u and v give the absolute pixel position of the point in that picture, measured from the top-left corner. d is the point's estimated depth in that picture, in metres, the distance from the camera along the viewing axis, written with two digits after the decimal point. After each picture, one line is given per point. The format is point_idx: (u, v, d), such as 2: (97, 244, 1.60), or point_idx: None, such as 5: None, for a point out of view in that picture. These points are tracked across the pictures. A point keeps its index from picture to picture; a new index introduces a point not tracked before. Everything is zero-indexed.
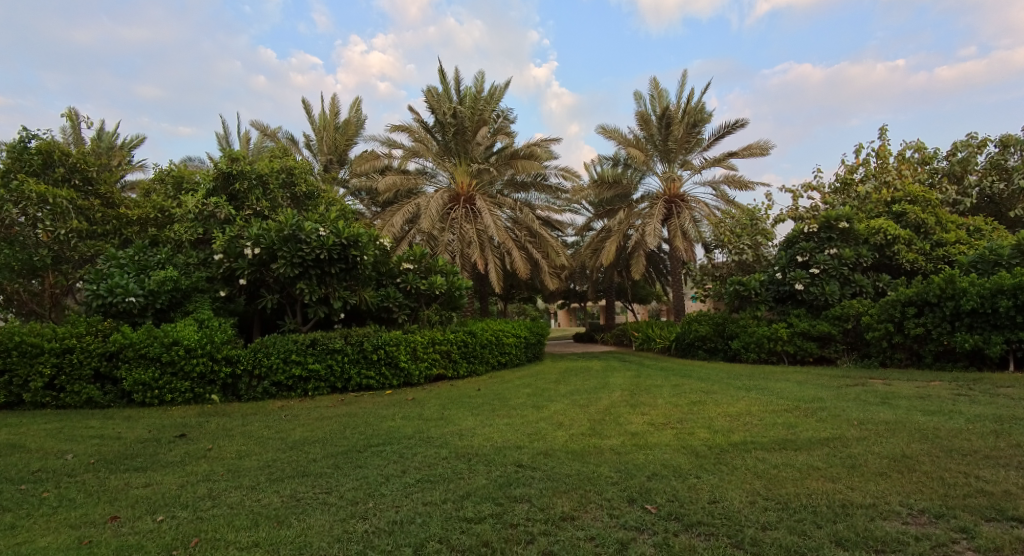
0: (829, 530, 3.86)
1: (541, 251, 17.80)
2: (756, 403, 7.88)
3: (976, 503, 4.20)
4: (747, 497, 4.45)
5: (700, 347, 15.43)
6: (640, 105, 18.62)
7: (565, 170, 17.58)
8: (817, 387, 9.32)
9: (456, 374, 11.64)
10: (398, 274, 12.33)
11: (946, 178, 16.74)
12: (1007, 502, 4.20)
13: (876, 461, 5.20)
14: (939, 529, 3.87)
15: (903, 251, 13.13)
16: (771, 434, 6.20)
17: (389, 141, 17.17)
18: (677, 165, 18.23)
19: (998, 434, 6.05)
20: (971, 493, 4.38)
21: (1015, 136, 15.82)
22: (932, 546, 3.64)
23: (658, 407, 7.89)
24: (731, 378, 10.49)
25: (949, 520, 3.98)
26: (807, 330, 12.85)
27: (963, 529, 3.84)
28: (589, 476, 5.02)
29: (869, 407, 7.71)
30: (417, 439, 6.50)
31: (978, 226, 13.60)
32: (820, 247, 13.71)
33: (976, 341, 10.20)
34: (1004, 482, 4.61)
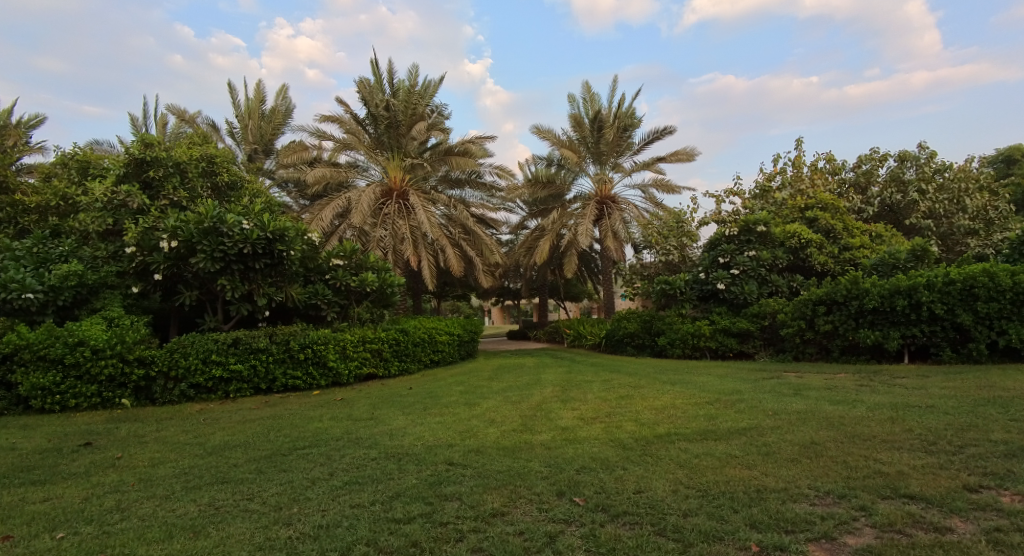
0: (744, 515, 4.06)
1: (475, 249, 17.76)
2: (680, 396, 8.19)
3: (873, 483, 4.54)
4: (670, 485, 4.61)
5: (629, 343, 15.87)
6: (573, 107, 18.94)
7: (500, 169, 17.63)
8: (736, 381, 9.77)
9: (387, 373, 11.43)
10: (328, 270, 12.01)
11: (852, 189, 18.04)
12: (898, 481, 4.57)
13: (789, 448, 5.52)
14: (841, 508, 4.16)
15: (815, 254, 13.99)
16: (694, 425, 6.45)
17: (319, 132, 16.67)
18: (608, 168, 18.68)
19: (894, 420, 6.56)
20: (869, 475, 4.73)
21: (910, 151, 17.29)
22: (836, 525, 3.89)
23: (588, 402, 8.06)
24: (657, 373, 10.81)
25: (851, 499, 4.28)
26: (727, 327, 13.47)
27: (863, 507, 4.15)
28: (519, 471, 5.06)
29: (782, 398, 8.18)
30: (344, 441, 6.34)
31: (879, 232, 14.75)
32: (740, 248, 14.46)
33: (876, 336, 11.04)
34: (897, 463, 5.02)
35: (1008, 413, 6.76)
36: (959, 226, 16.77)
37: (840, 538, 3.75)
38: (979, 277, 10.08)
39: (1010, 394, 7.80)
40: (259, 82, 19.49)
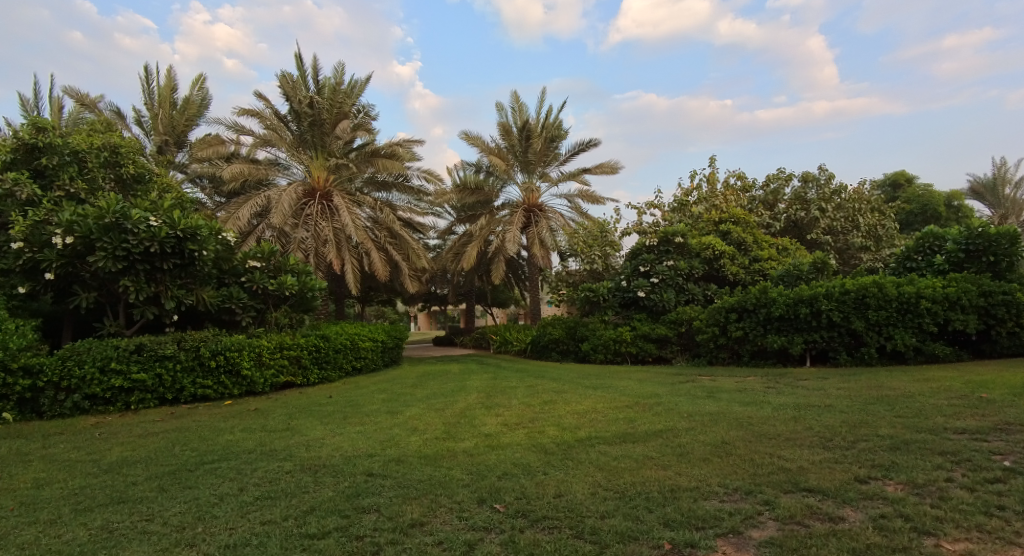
0: (658, 514, 4.17)
1: (401, 253, 17.42)
2: (601, 400, 8.38)
3: (776, 479, 4.82)
4: (589, 488, 4.69)
5: (554, 348, 16.06)
6: (502, 115, 19.07)
7: (428, 173, 17.47)
8: (654, 385, 10.13)
9: (306, 382, 11.00)
10: (244, 273, 11.43)
11: (761, 205, 19.20)
12: (798, 476, 4.86)
13: (701, 448, 5.76)
14: (748, 503, 4.37)
15: (728, 264, 14.77)
16: (613, 428, 6.62)
17: (237, 126, 15.90)
18: (535, 176, 18.90)
19: (796, 419, 7.01)
20: (773, 471, 5.01)
21: (812, 172, 18.60)
22: (742, 519, 4.07)
23: (512, 407, 8.09)
24: (580, 378, 11.02)
25: (756, 495, 4.51)
26: (647, 333, 13.95)
27: (767, 501, 4.37)
28: (441, 480, 5.00)
29: (697, 401, 8.54)
30: (258, 454, 6.03)
31: (785, 245, 15.77)
32: (660, 258, 15.06)
33: (782, 341, 11.77)
34: (798, 459, 5.35)
35: (893, 410, 7.38)
36: (854, 241, 18.14)
37: (746, 531, 3.93)
38: (870, 288, 11.00)
39: (896, 394, 8.52)
40: (170, 69, 18.31)
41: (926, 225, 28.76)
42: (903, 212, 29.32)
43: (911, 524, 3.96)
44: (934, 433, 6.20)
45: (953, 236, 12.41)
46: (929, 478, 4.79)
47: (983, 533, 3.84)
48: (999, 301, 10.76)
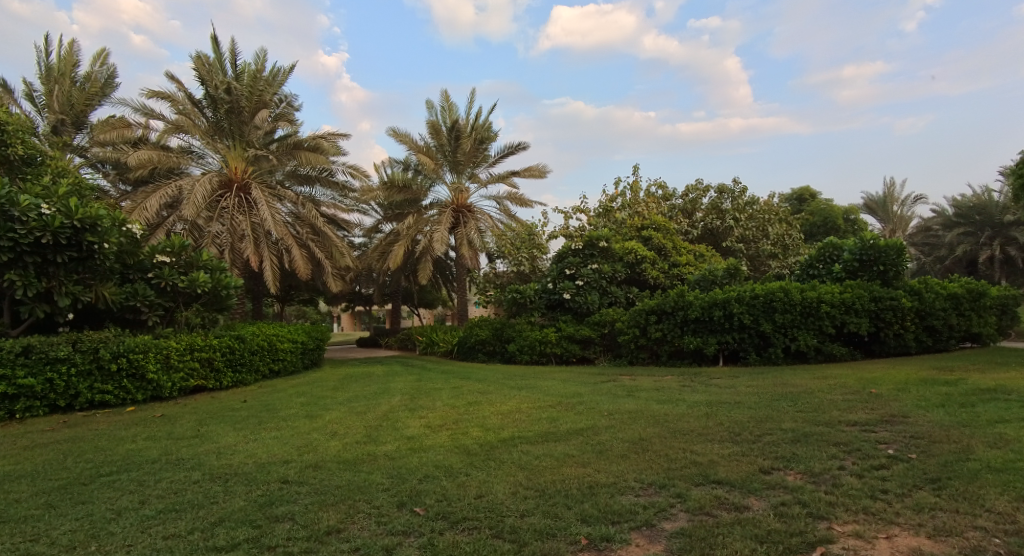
0: (576, 511, 4.19)
1: (324, 251, 16.88)
2: (525, 400, 8.46)
3: (688, 472, 5.02)
4: (510, 488, 4.66)
5: (480, 350, 16.03)
6: (431, 114, 18.91)
7: (354, 168, 17.04)
8: (577, 384, 10.33)
9: (218, 385, 10.44)
10: (150, 268, 10.73)
11: (681, 213, 20.04)
12: (708, 469, 5.10)
13: (619, 445, 5.93)
14: (661, 497, 4.51)
15: (648, 268, 15.33)
16: (536, 428, 6.69)
17: (146, 110, 14.89)
18: (465, 177, 18.85)
19: (709, 415, 7.35)
20: (686, 465, 5.23)
21: (727, 185, 19.70)
22: (655, 512, 4.18)
23: (436, 409, 8.00)
24: (505, 378, 11.07)
25: (669, 488, 4.67)
26: (571, 334, 14.19)
27: (679, 494, 4.54)
28: (359, 485, 4.86)
29: (617, 400, 8.78)
30: (162, 463, 5.65)
31: (702, 252, 16.56)
32: (585, 261, 15.42)
33: (697, 342, 12.31)
34: (709, 453, 5.62)
35: (795, 406, 7.90)
36: (763, 249, 19.29)
37: (659, 524, 4.01)
38: (777, 293, 11.77)
39: (797, 390, 9.12)
40: (69, 42, 16.88)
41: (827, 236, 30.94)
42: (807, 223, 31.41)
43: (807, 510, 4.25)
44: (830, 425, 6.69)
45: (850, 247, 13.44)
46: (824, 467, 5.16)
47: (868, 515, 4.17)
48: (887, 306, 11.78)
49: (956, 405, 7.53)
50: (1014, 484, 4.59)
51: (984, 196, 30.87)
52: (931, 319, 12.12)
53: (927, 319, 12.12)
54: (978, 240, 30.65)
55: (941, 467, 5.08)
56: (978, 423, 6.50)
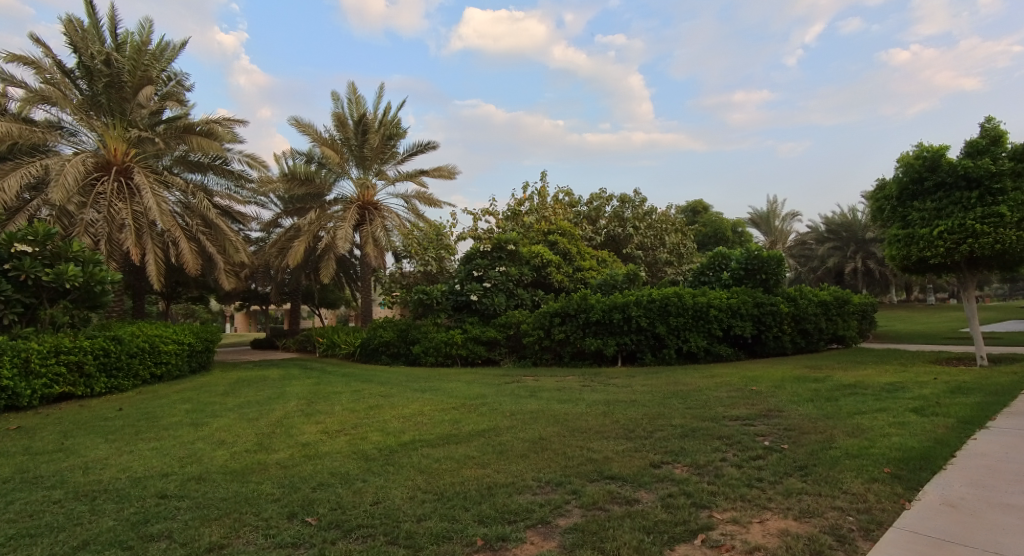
0: (474, 512, 4.21)
1: (216, 245, 15.88)
2: (428, 403, 8.39)
3: (584, 469, 5.19)
4: (408, 492, 4.60)
5: (383, 352, 15.63)
6: (336, 105, 18.35)
7: (252, 157, 16.18)
8: (481, 386, 10.39)
9: (89, 392, 9.54)
10: (7, 259, 9.61)
11: (586, 220, 20.72)
12: (603, 465, 5.30)
13: (520, 444, 6.03)
14: (558, 494, 4.63)
15: (554, 272, 15.74)
16: (438, 430, 6.64)
17: (5, 76, 13.34)
18: (371, 173, 18.43)
19: (606, 414, 7.63)
20: (582, 462, 5.40)
21: (628, 195, 20.72)
22: (551, 510, 4.29)
23: (334, 414, 7.75)
24: (408, 381, 10.91)
25: (565, 485, 4.81)
26: (477, 335, 14.23)
27: (574, 490, 4.69)
28: (247, 497, 4.61)
29: (520, 400, 8.92)
30: (15, 483, 5.07)
31: (604, 257, 17.27)
32: (492, 264, 15.53)
33: (598, 343, 12.76)
34: (605, 450, 5.84)
35: (684, 403, 8.39)
36: (661, 256, 20.32)
37: (553, 521, 4.12)
38: (671, 297, 12.51)
39: (687, 389, 9.70)
40: None
41: (717, 246, 33.18)
42: (700, 234, 33.54)
43: (691, 500, 4.53)
44: (715, 420, 7.16)
45: (736, 256, 14.47)
46: (708, 459, 5.53)
47: (745, 502, 4.51)
48: (767, 310, 12.86)
49: (823, 399, 8.32)
50: (866, 467, 5.16)
51: (850, 216, 34.45)
52: (804, 322, 13.33)
53: (801, 323, 13.32)
54: (844, 254, 34.16)
55: (808, 455, 5.60)
56: (840, 415, 7.23)
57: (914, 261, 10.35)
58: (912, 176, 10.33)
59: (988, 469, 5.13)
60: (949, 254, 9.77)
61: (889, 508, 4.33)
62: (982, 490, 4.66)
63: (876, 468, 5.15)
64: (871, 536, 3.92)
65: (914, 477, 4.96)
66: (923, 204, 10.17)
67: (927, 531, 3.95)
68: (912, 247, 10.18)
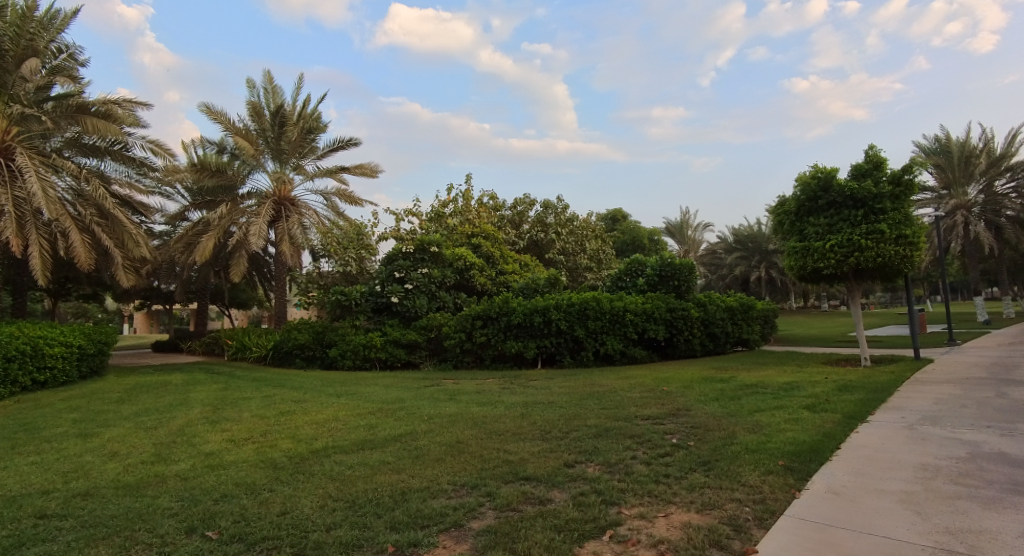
0: (386, 519, 4.17)
1: (113, 237, 14.77)
2: (343, 408, 8.19)
3: (500, 471, 5.26)
4: (318, 501, 4.49)
5: (298, 355, 15.04)
6: (252, 94, 17.58)
7: (155, 144, 15.16)
8: (400, 389, 10.26)
9: None
10: None
11: (509, 223, 20.97)
12: (519, 466, 5.40)
13: (436, 448, 6.02)
14: (472, 497, 4.67)
15: (476, 275, 15.81)
16: (352, 436, 6.51)
17: None
18: (288, 168, 17.76)
19: (524, 416, 7.76)
20: (498, 464, 5.47)
21: (551, 201, 21.18)
22: (465, 513, 4.32)
23: (242, 421, 7.41)
24: (323, 385, 10.60)
25: (480, 488, 4.86)
26: (397, 338, 14.01)
27: (489, 493, 4.74)
28: (140, 512, 4.34)
29: (439, 403, 8.89)
30: None
31: (527, 261, 17.54)
32: (415, 265, 15.41)
33: (519, 346, 12.89)
34: (521, 451, 5.94)
35: (599, 404, 8.67)
36: (581, 262, 20.78)
37: (467, 524, 4.15)
38: (590, 302, 12.90)
39: (603, 390, 10.03)
40: None
41: (635, 253, 34.45)
42: (619, 241, 34.71)
43: (601, 497, 4.70)
44: (628, 420, 7.45)
45: (652, 263, 15.09)
46: (619, 457, 5.75)
47: (652, 497, 4.73)
48: (679, 315, 13.54)
49: (727, 398, 8.85)
50: (763, 461, 5.54)
51: (755, 227, 36.78)
52: (712, 326, 14.11)
53: (710, 327, 14.09)
54: (749, 262, 36.45)
55: (711, 451, 5.94)
56: (742, 413, 7.71)
57: (809, 271, 11.17)
58: (809, 195, 11.16)
59: (867, 458, 5.65)
60: (839, 266, 10.64)
61: (781, 498, 4.67)
62: (861, 478, 5.13)
63: (771, 461, 5.54)
64: (764, 524, 4.22)
65: (804, 468, 5.38)
66: (818, 220, 11.01)
67: (813, 518, 4.30)
68: (808, 258, 11.00)
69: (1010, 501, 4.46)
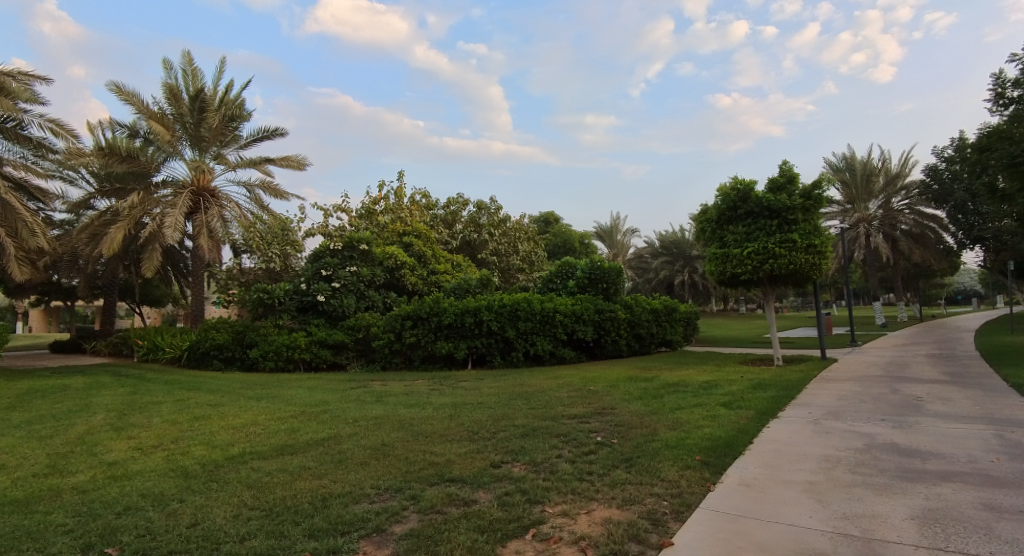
0: (304, 526, 4.08)
1: (5, 225, 13.58)
2: (263, 412, 7.90)
3: (425, 474, 5.25)
4: (231, 510, 4.33)
5: (215, 357, 14.33)
6: (168, 75, 16.64)
7: (56, 124, 14.08)
8: (324, 392, 9.98)
9: None
10: None
11: (442, 223, 20.88)
12: (444, 468, 5.40)
13: (360, 452, 5.93)
14: (395, 501, 4.64)
15: (407, 274, 15.65)
16: (272, 441, 6.31)
17: None
18: (208, 157, 16.95)
19: (452, 417, 7.76)
20: (423, 467, 5.45)
21: (485, 202, 21.27)
22: (387, 517, 4.28)
23: (151, 427, 7.01)
24: (242, 388, 10.17)
25: (404, 491, 4.83)
26: (323, 339, 13.63)
27: (413, 496, 4.72)
28: (30, 530, 4.03)
29: (365, 406, 8.74)
30: None
31: (459, 261, 17.52)
32: (343, 263, 15.10)
33: (449, 347, 12.84)
34: (447, 452, 5.95)
35: (528, 404, 8.79)
36: (513, 264, 20.96)
37: (389, 528, 4.12)
38: (521, 303, 13.06)
39: (532, 390, 10.17)
40: None
41: (566, 255, 35.07)
42: (551, 244, 35.23)
43: (526, 497, 4.78)
44: (555, 419, 7.60)
45: (582, 266, 15.43)
46: (545, 456, 5.86)
47: (575, 495, 4.86)
48: (606, 317, 13.97)
49: (650, 397, 9.18)
50: (681, 457, 5.80)
51: (680, 234, 38.29)
52: (638, 328, 14.61)
53: (636, 328, 14.58)
54: (674, 267, 37.91)
55: (633, 448, 6.17)
56: (663, 411, 8.02)
57: (728, 276, 11.77)
58: (729, 204, 11.75)
59: (776, 451, 6.04)
60: (755, 272, 11.27)
61: (696, 491, 4.91)
62: (770, 470, 5.48)
63: (689, 457, 5.81)
64: (680, 517, 4.43)
65: (719, 462, 5.67)
66: (737, 228, 11.60)
67: (726, 509, 4.55)
68: (727, 264, 11.59)
69: (899, 487, 4.89)
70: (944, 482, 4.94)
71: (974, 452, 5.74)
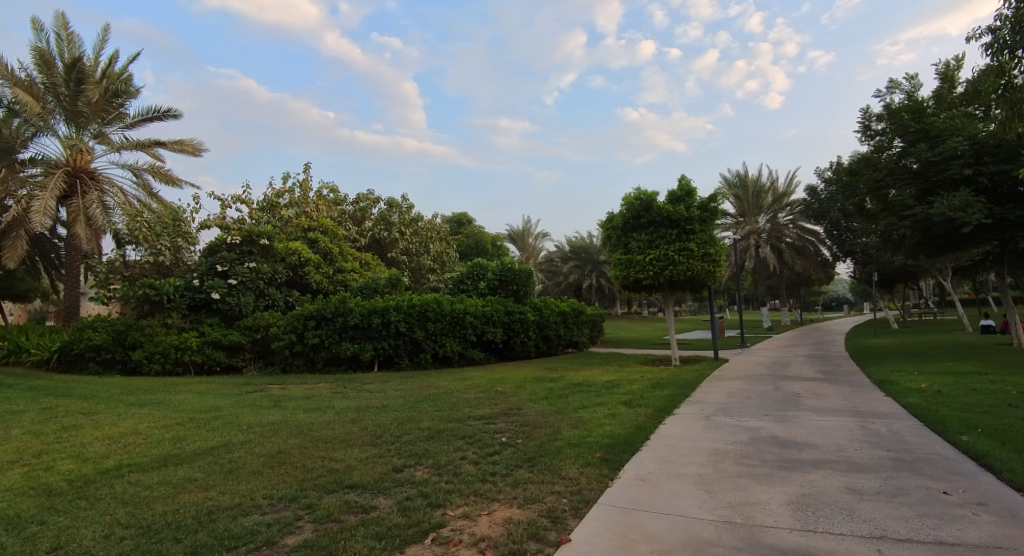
0: (186, 543, 3.85)
1: None
2: (145, 420, 7.34)
3: (322, 481, 5.11)
4: (101, 530, 4.01)
5: (92, 359, 13.14)
6: (38, 38, 15.06)
7: None
8: (217, 397, 9.43)
9: None
10: None
11: (351, 220, 20.36)
12: (344, 475, 5.28)
13: (253, 461, 5.67)
14: (289, 511, 4.48)
15: (312, 272, 15.08)
16: (154, 452, 5.90)
17: None
18: (87, 134, 15.55)
19: (354, 421, 7.58)
20: (321, 474, 5.30)
21: (396, 199, 20.94)
22: (279, 529, 4.13)
23: (10, 440, 6.32)
24: (123, 394, 9.40)
25: (299, 501, 4.67)
26: (217, 340, 12.86)
27: (308, 505, 4.58)
28: None
29: (262, 411, 8.36)
30: None
31: (367, 260, 17.13)
32: (241, 259, 14.32)
33: (354, 348, 12.49)
34: (348, 458, 5.82)
35: (434, 406, 8.76)
36: (424, 263, 20.78)
37: (281, 540, 3.97)
38: (430, 304, 12.99)
39: (439, 392, 10.14)
40: None
41: (477, 257, 35.20)
42: (463, 245, 35.22)
43: (427, 501, 4.77)
44: (461, 421, 7.62)
45: (492, 268, 15.55)
46: (448, 459, 5.88)
47: (477, 496, 4.91)
48: (515, 318, 14.22)
49: (555, 397, 9.43)
50: (583, 455, 6.01)
51: (588, 239, 39.48)
52: (546, 329, 14.95)
53: (544, 330, 14.91)
54: (582, 271, 39.11)
55: (537, 447, 6.31)
56: (567, 410, 8.26)
57: (631, 281, 12.31)
58: (633, 213, 12.28)
59: (671, 447, 6.40)
60: (656, 277, 11.86)
61: (596, 487, 5.11)
62: (664, 464, 5.80)
63: (590, 455, 6.03)
64: (579, 513, 4.59)
65: (618, 458, 5.94)
66: (641, 236, 12.14)
67: (622, 503, 4.77)
68: (630, 270, 12.12)
69: (778, 476, 5.33)
70: (816, 470, 5.45)
71: (842, 441, 6.38)
